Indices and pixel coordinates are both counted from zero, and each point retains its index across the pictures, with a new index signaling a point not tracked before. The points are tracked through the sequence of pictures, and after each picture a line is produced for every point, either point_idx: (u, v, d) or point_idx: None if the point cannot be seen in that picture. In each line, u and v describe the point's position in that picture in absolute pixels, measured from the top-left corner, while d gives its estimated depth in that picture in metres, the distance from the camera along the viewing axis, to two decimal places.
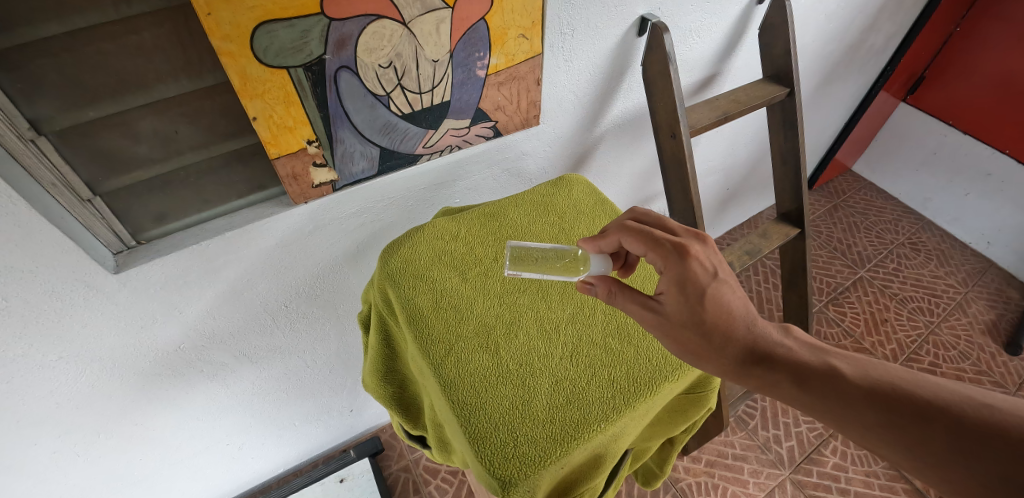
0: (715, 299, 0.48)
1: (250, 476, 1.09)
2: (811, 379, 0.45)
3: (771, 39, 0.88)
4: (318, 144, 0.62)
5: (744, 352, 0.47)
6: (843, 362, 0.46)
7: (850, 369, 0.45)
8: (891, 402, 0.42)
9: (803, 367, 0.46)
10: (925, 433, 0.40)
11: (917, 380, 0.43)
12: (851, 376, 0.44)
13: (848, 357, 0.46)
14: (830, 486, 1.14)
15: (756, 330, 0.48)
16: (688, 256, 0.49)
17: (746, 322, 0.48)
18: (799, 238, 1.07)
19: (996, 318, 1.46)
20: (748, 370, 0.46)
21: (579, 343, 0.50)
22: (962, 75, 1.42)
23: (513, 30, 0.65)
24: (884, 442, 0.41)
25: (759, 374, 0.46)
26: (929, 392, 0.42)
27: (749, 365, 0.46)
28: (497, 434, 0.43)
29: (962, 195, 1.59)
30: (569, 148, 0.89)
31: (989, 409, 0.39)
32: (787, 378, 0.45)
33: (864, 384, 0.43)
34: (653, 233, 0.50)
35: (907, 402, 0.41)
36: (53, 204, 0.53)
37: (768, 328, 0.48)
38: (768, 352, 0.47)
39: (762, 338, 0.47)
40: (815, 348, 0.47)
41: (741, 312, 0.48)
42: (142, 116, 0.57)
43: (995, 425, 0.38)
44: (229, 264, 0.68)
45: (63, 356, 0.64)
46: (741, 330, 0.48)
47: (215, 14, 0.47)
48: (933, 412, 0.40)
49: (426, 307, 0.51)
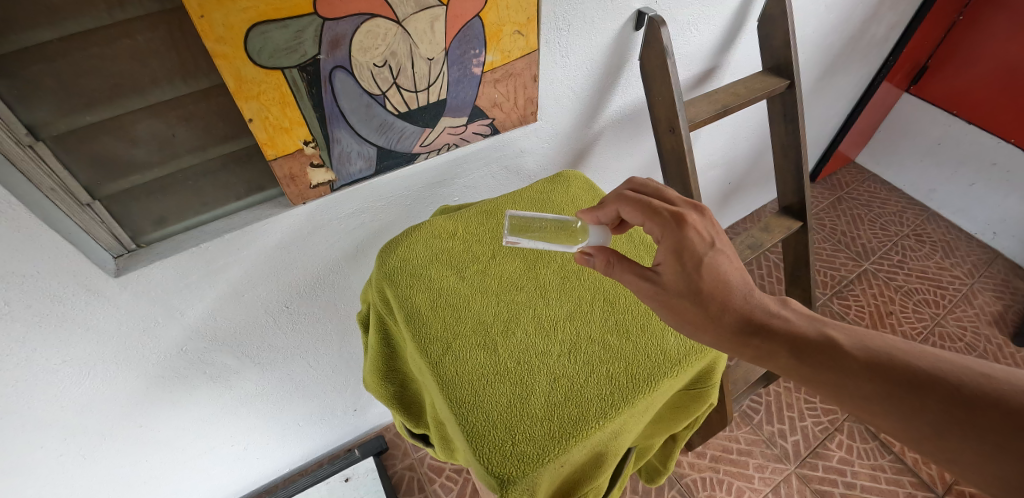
0: (712, 267, 0.47)
1: (256, 476, 1.10)
2: (807, 349, 0.45)
3: (771, 31, 0.87)
4: (315, 144, 0.62)
5: (742, 321, 0.47)
6: (839, 332, 0.46)
7: (846, 340, 0.45)
8: (889, 371, 0.42)
9: (800, 339, 0.46)
10: (922, 402, 0.40)
11: (914, 350, 0.43)
12: (849, 348, 0.44)
13: (844, 328, 0.46)
14: (836, 480, 1.14)
15: (754, 301, 0.47)
16: (685, 227, 0.48)
17: (742, 293, 0.48)
18: (800, 231, 1.06)
19: (1002, 309, 1.45)
20: (744, 341, 0.46)
21: (577, 339, 0.49)
22: (965, 63, 1.41)
23: (508, 27, 0.64)
24: (881, 411, 0.41)
25: (756, 345, 0.46)
26: (926, 361, 0.42)
27: (746, 336, 0.46)
28: (496, 432, 0.43)
29: (967, 185, 1.58)
30: (568, 143, 0.88)
31: (986, 378, 0.40)
32: (784, 349, 0.45)
33: (861, 354, 0.43)
34: (651, 203, 0.50)
35: (905, 371, 0.41)
36: (52, 209, 0.54)
37: (766, 299, 0.48)
38: (765, 324, 0.47)
39: (759, 309, 0.47)
40: (812, 319, 0.47)
41: (738, 282, 0.48)
42: (139, 120, 0.57)
43: (991, 394, 0.39)
44: (229, 266, 0.69)
45: (66, 360, 0.65)
46: (738, 301, 0.47)
47: (208, 16, 0.47)
48: (931, 381, 0.40)
49: (423, 306, 0.50)
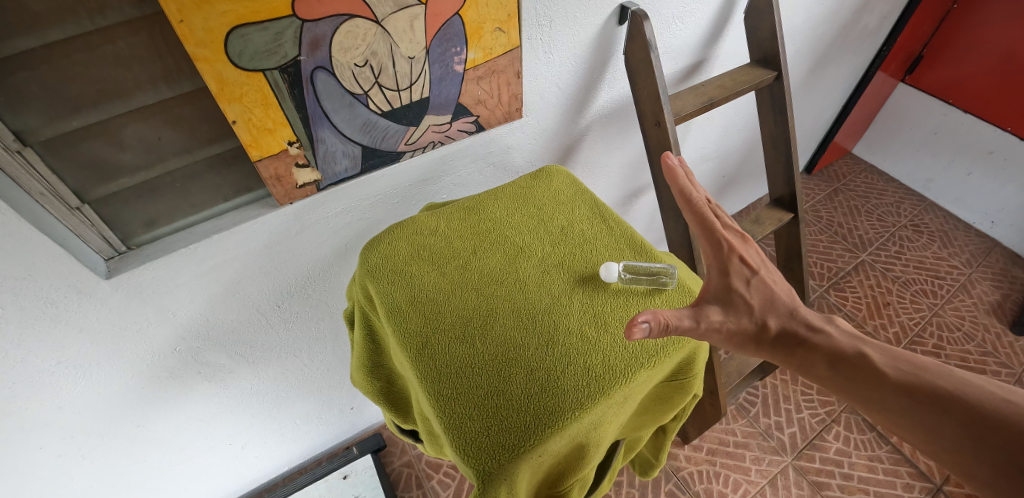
0: (760, 289, 0.53)
1: (255, 475, 1.11)
2: (843, 363, 0.51)
3: (757, 23, 0.87)
4: (299, 145, 0.63)
5: (786, 334, 0.52)
6: (876, 350, 0.51)
7: (881, 358, 0.50)
8: (914, 389, 0.47)
9: (838, 354, 0.51)
10: (941, 419, 0.45)
11: (943, 374, 0.47)
12: (882, 366, 0.49)
13: (881, 346, 0.51)
14: (834, 471, 1.14)
15: (797, 316, 0.53)
16: (734, 248, 0.53)
17: (788, 307, 0.54)
18: (792, 223, 1.06)
19: (1000, 299, 1.44)
20: (789, 351, 0.52)
21: (555, 332, 0.48)
22: (960, 51, 1.40)
23: (489, 24, 0.65)
24: (903, 423, 0.47)
25: (800, 355, 0.52)
26: (952, 383, 0.47)
27: (792, 346, 0.52)
28: (473, 424, 0.43)
29: (965, 174, 1.57)
30: (556, 139, 0.89)
31: (1007, 403, 0.44)
32: (823, 361, 0.51)
33: (894, 373, 0.49)
34: (704, 206, 0.54)
35: (929, 391, 0.47)
36: (43, 213, 0.54)
37: (810, 316, 0.54)
38: (807, 338, 0.52)
39: (803, 324, 0.53)
40: (853, 337, 0.52)
41: (786, 297, 0.54)
42: (125, 124, 0.58)
43: (1005, 417, 0.43)
44: (218, 267, 0.69)
45: (61, 361, 0.66)
46: (784, 314, 0.53)
47: (187, 20, 0.48)
48: (952, 402, 0.46)
49: (404, 301, 0.51)
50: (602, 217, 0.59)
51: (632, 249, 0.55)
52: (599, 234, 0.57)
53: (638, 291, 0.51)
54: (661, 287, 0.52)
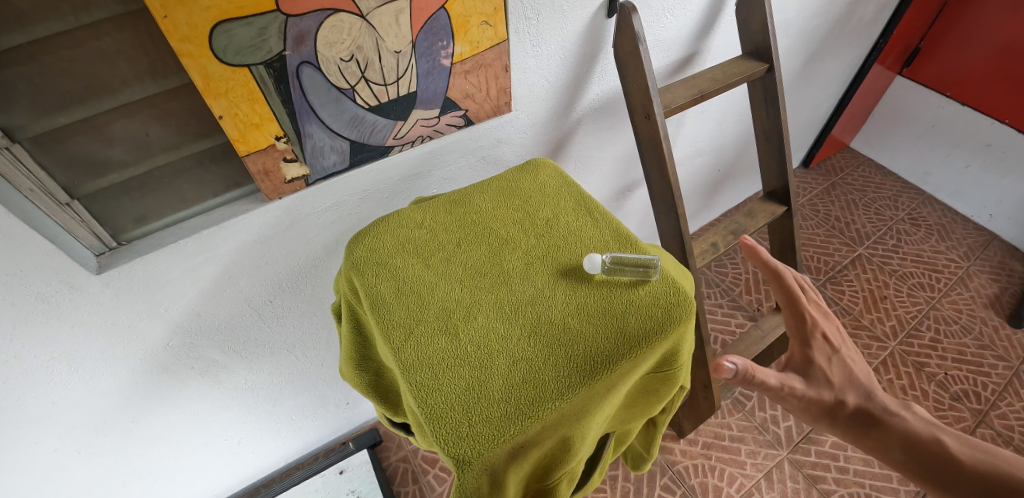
0: (839, 365, 0.60)
1: (252, 470, 1.12)
2: (918, 448, 0.54)
3: (748, 15, 0.87)
4: (286, 139, 0.63)
5: (859, 414, 0.58)
6: (955, 440, 0.54)
7: (958, 446, 0.53)
8: (991, 482, 0.50)
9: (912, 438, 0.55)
10: None
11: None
12: (959, 454, 0.52)
13: (960, 436, 0.54)
14: (829, 465, 1.13)
15: (873, 398, 0.58)
16: (817, 324, 0.61)
17: (864, 387, 0.59)
18: (786, 217, 1.05)
19: (999, 292, 1.43)
20: (863, 431, 0.57)
21: (537, 323, 0.48)
22: (958, 44, 1.39)
23: (475, 17, 0.65)
24: None
25: (873, 435, 0.56)
26: None
27: (864, 427, 0.57)
28: (452, 414, 0.43)
29: (962, 167, 1.56)
30: (547, 134, 0.89)
31: None
32: (895, 444, 0.56)
33: (970, 463, 0.51)
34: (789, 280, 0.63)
35: (1009, 484, 0.49)
36: (31, 210, 0.55)
37: (885, 399, 0.58)
38: (881, 420, 0.57)
39: (878, 406, 0.58)
40: (930, 424, 0.56)
41: (863, 374, 0.60)
42: (112, 120, 0.58)
43: None
44: (208, 262, 0.70)
45: (54, 356, 0.67)
46: (859, 394, 0.59)
47: (171, 16, 0.48)
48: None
49: (388, 294, 0.51)
50: (588, 209, 0.59)
51: (618, 241, 0.55)
52: (584, 226, 0.57)
53: (621, 282, 0.51)
54: (645, 279, 0.52)
